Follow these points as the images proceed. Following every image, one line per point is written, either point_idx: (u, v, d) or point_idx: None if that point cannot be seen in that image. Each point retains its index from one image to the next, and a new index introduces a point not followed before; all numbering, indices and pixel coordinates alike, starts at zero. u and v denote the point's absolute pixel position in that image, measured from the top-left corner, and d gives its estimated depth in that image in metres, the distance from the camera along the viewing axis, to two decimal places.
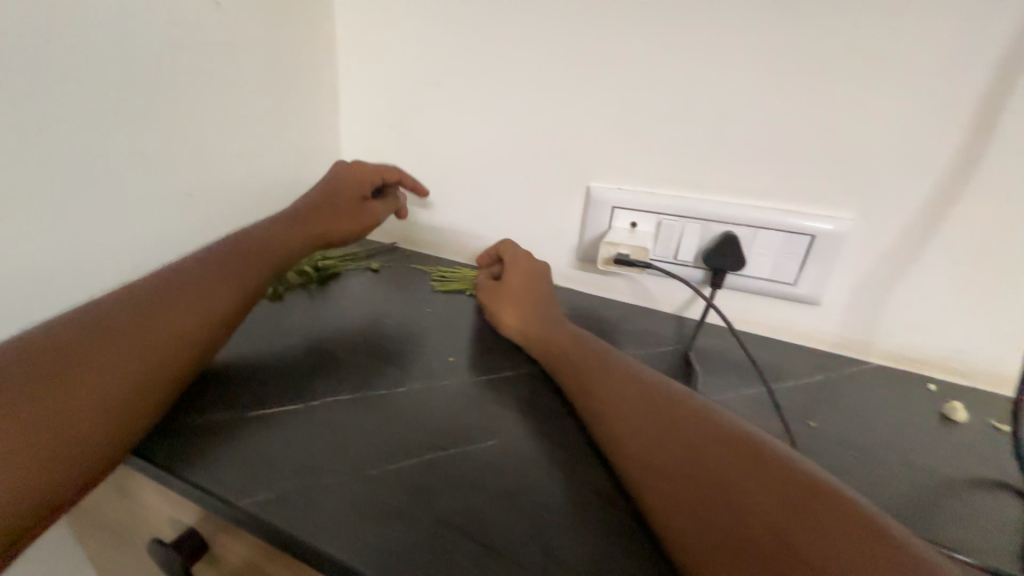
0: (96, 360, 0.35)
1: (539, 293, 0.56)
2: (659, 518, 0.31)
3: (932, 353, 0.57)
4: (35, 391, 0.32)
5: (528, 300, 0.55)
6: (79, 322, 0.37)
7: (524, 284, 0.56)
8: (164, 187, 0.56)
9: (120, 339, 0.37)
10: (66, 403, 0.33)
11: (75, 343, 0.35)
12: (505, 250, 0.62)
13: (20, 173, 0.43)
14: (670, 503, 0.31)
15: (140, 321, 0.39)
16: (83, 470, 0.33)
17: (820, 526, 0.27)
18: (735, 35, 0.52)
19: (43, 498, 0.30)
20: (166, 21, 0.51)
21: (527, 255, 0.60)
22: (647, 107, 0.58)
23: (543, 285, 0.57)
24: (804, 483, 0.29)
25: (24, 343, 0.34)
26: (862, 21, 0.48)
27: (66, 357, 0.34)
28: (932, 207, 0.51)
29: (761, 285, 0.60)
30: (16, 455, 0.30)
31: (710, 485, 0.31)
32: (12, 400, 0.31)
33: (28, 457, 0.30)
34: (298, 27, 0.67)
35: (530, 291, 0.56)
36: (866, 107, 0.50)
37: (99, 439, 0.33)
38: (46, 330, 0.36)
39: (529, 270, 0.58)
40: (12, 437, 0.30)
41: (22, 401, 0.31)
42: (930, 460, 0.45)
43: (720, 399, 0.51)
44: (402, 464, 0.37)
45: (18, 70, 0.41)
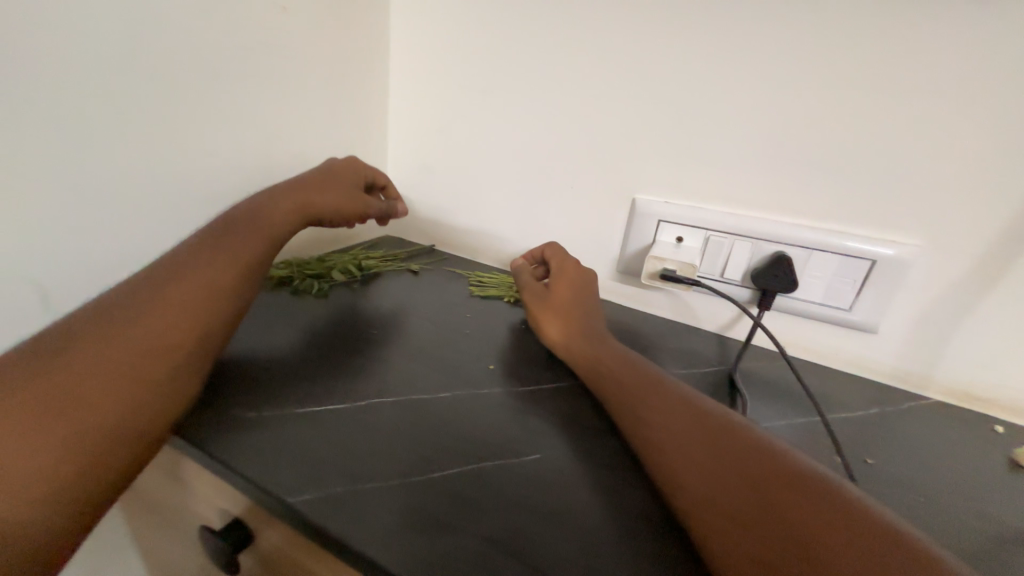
0: (113, 344, 0.36)
1: (587, 304, 0.54)
2: (714, 553, 0.30)
3: (1001, 392, 0.53)
4: (99, 376, 0.34)
5: (576, 310, 0.53)
6: (130, 307, 0.39)
7: (574, 294, 0.55)
8: (224, 183, 0.58)
9: (137, 321, 0.38)
10: (126, 387, 0.35)
11: (89, 329, 0.36)
12: (553, 254, 0.61)
13: (98, 167, 0.46)
14: (730, 544, 0.30)
15: (151, 303, 0.39)
16: (145, 446, 0.36)
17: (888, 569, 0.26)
18: (802, 48, 0.50)
19: (112, 473, 0.33)
20: (236, 23, 0.54)
21: (575, 263, 0.58)
22: (702, 119, 0.57)
23: (591, 296, 0.56)
24: (881, 539, 0.28)
25: (84, 329, 0.36)
26: (945, 36, 0.45)
27: (122, 343, 0.36)
28: (1011, 237, 0.48)
29: (814, 309, 0.57)
30: (87, 436, 0.32)
31: (776, 530, 0.29)
32: (78, 386, 0.33)
33: (97, 438, 0.33)
34: (356, 30, 0.69)
35: (579, 301, 0.54)
36: (943, 127, 0.47)
37: (156, 419, 0.36)
38: (101, 315, 0.38)
39: (578, 278, 0.57)
40: (82, 419, 0.33)
41: (89, 386, 0.34)
42: (1001, 509, 0.42)
43: (768, 426, 0.49)
44: (445, 473, 0.38)
45: (104, 71, 0.44)
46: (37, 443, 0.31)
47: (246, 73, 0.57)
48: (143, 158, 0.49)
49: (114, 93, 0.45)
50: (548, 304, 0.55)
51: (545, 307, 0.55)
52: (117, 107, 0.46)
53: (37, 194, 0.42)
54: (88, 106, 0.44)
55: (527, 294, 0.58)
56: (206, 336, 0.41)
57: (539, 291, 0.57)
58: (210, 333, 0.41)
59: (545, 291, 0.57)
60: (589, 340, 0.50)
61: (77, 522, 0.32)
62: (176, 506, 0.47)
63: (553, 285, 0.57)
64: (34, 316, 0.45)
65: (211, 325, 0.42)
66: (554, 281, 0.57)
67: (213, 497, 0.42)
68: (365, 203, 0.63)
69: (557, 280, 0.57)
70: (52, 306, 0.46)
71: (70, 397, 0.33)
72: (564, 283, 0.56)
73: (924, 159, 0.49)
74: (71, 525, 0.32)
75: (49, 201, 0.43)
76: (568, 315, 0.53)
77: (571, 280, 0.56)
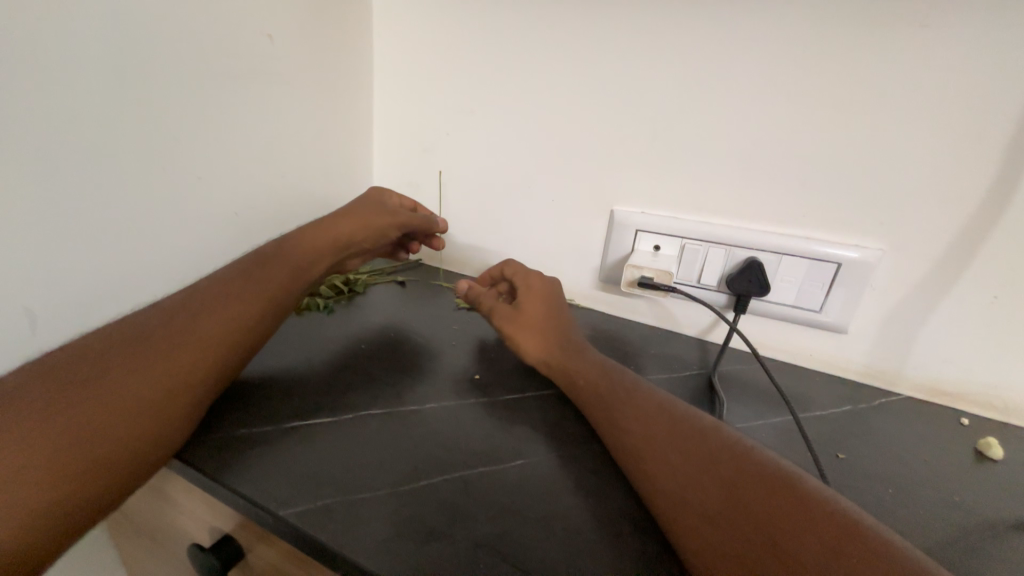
0: (113, 364, 0.37)
1: (558, 318, 0.55)
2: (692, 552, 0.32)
3: (967, 387, 0.56)
4: (96, 388, 0.35)
5: (547, 324, 0.54)
6: (133, 326, 0.40)
7: (544, 309, 0.55)
8: (212, 204, 0.59)
9: (137, 338, 0.39)
10: (116, 399, 0.35)
11: (81, 360, 0.36)
12: (516, 270, 0.60)
13: (92, 193, 0.47)
14: (719, 550, 0.31)
15: (145, 333, 0.39)
16: (135, 462, 0.35)
17: (843, 553, 0.28)
18: (763, 66, 0.53)
19: (99, 487, 0.33)
20: (223, 51, 0.56)
21: (541, 275, 0.59)
22: (674, 133, 0.60)
23: (561, 307, 0.56)
24: (857, 534, 0.29)
25: (90, 345, 0.38)
26: (890, 54, 0.48)
27: (121, 357, 0.37)
28: (964, 239, 0.51)
29: (786, 311, 0.60)
30: (77, 447, 0.33)
31: (754, 531, 0.31)
32: (76, 396, 0.34)
33: (87, 448, 0.33)
34: (340, 53, 0.71)
35: (549, 315, 0.55)
36: (893, 137, 0.51)
37: (144, 432, 0.36)
38: (108, 333, 0.39)
39: (550, 292, 0.57)
40: (74, 428, 0.33)
41: (85, 397, 0.34)
42: (966, 498, 0.44)
43: (746, 426, 0.51)
44: (434, 481, 0.39)
45: (97, 100, 0.45)
46: (34, 452, 0.32)
47: (233, 96, 0.58)
48: (132, 181, 0.50)
49: (106, 120, 0.46)
50: (517, 322, 0.54)
51: (517, 325, 0.54)
52: (109, 134, 0.47)
53: (27, 219, 0.43)
54: (80, 133, 0.45)
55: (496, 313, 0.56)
56: (200, 366, 0.40)
57: (508, 309, 0.56)
58: (205, 362, 0.41)
59: (516, 310, 0.55)
60: (565, 356, 0.50)
61: (62, 539, 0.32)
62: (166, 526, 0.47)
63: (521, 302, 0.56)
64: (24, 338, 0.45)
65: (206, 354, 0.41)
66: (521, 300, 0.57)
67: (204, 514, 0.42)
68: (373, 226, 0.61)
69: (524, 297, 0.57)
70: (41, 329, 0.46)
71: (68, 407, 0.34)
72: (532, 300, 0.56)
73: (879, 168, 0.52)
74: (43, 557, 0.31)
75: (41, 227, 0.44)
76: (540, 331, 0.53)
77: (539, 295, 0.57)
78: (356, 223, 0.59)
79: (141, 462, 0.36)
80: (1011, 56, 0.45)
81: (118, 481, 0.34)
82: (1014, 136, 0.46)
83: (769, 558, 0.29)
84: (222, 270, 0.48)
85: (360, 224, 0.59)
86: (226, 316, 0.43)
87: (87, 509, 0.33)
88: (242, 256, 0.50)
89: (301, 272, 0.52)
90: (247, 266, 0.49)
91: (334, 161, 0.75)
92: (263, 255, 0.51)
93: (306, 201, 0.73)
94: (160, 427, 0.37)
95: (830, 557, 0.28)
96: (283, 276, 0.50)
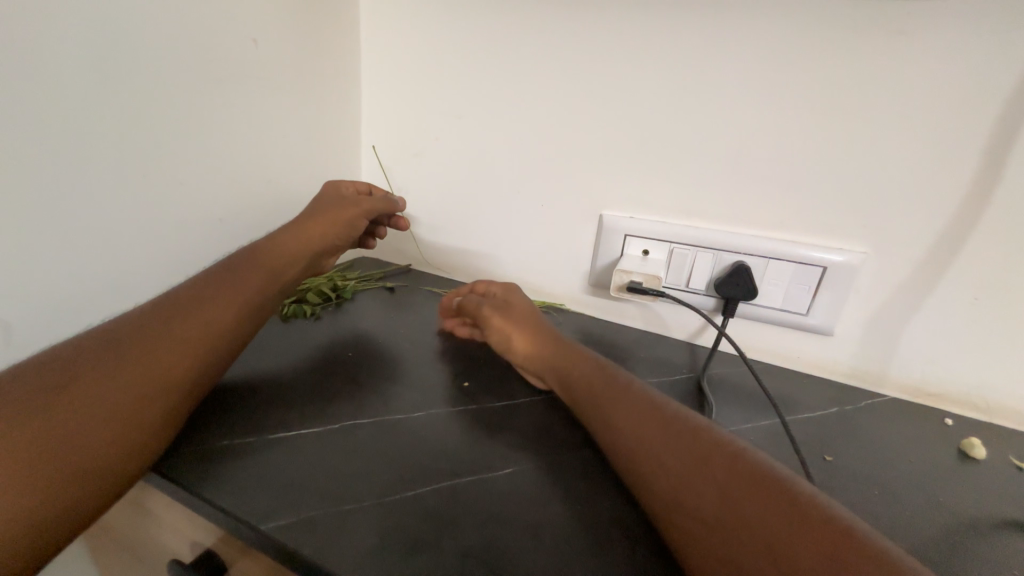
0: (90, 372, 0.36)
1: (536, 328, 0.54)
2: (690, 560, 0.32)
3: (950, 387, 0.57)
4: (72, 398, 0.34)
5: (525, 338, 0.53)
6: (109, 335, 0.39)
7: (514, 325, 0.55)
8: (196, 210, 0.58)
9: (114, 345, 0.38)
10: (94, 408, 0.35)
11: (55, 367, 0.35)
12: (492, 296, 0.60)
13: (71, 199, 0.46)
14: (710, 552, 0.31)
15: (120, 338, 0.39)
16: (114, 472, 0.35)
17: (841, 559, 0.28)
18: (747, 73, 0.54)
19: (77, 499, 0.32)
20: (209, 55, 0.55)
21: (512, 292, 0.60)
22: (661, 138, 0.60)
23: (537, 316, 0.56)
24: (848, 537, 0.29)
25: (62, 355, 0.37)
26: (870, 60, 0.49)
27: (96, 365, 0.36)
28: (945, 241, 0.52)
29: (773, 314, 0.60)
30: (53, 458, 0.32)
31: (750, 535, 0.30)
32: (51, 407, 0.33)
33: (63, 460, 0.32)
34: (327, 58, 0.70)
35: (525, 329, 0.54)
36: (875, 142, 0.52)
37: (123, 441, 0.35)
38: (80, 342, 0.38)
39: (527, 309, 0.57)
40: (49, 440, 0.32)
41: (60, 408, 0.33)
42: (952, 498, 0.45)
43: (735, 429, 0.52)
44: (421, 491, 0.38)
45: (77, 103, 0.44)
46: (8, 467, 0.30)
47: (219, 101, 0.58)
48: (112, 185, 0.49)
49: (85, 126, 0.46)
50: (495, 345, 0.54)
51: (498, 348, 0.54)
52: (90, 140, 0.46)
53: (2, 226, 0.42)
54: (58, 138, 0.44)
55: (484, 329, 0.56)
56: (180, 370, 0.40)
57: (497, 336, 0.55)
58: (185, 366, 0.40)
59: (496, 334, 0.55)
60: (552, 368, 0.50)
61: (37, 557, 0.31)
62: (145, 542, 0.46)
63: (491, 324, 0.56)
64: None
65: (187, 358, 0.40)
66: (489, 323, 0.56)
67: (184, 529, 0.41)
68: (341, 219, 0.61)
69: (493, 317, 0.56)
70: (16, 339, 0.45)
71: (41, 418, 0.33)
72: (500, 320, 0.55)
73: (861, 172, 0.53)
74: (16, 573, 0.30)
75: (16, 234, 0.43)
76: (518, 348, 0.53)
77: (511, 312, 0.56)
78: (326, 221, 0.60)
79: (120, 471, 0.35)
80: (985, 65, 0.46)
81: (97, 492, 0.33)
82: (988, 142, 0.48)
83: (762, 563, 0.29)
84: (200, 273, 0.48)
85: (331, 222, 0.60)
86: (207, 320, 0.43)
87: (65, 524, 0.32)
88: (216, 262, 0.50)
89: (282, 276, 0.52)
90: (228, 271, 0.48)
91: (322, 166, 0.75)
92: (241, 258, 0.50)
93: (293, 207, 0.72)
94: (140, 435, 0.36)
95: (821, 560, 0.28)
96: (266, 281, 0.50)
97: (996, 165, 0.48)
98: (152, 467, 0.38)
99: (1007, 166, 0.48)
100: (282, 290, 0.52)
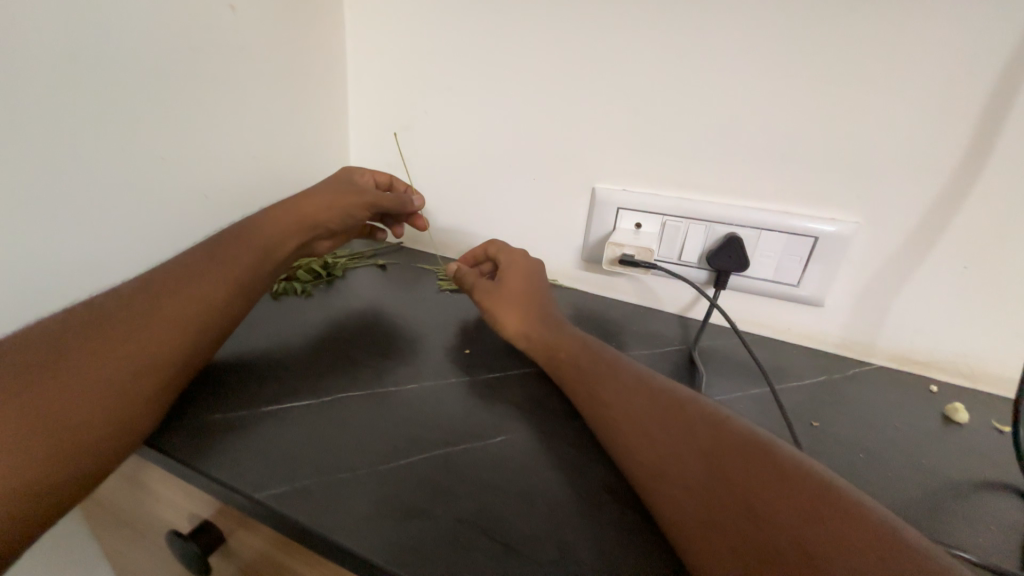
0: (81, 349, 0.36)
1: (540, 297, 0.54)
2: (676, 529, 0.31)
3: (936, 356, 0.58)
4: (66, 374, 0.34)
5: (529, 301, 0.53)
6: (99, 310, 0.38)
7: (526, 286, 0.55)
8: (179, 186, 0.57)
9: (105, 322, 0.38)
10: (87, 385, 0.34)
11: (39, 343, 0.35)
12: (496, 248, 0.60)
13: (46, 175, 0.45)
14: (697, 505, 0.31)
15: (112, 314, 0.38)
16: (108, 447, 0.35)
17: (824, 519, 0.28)
18: (743, 37, 0.52)
19: (71, 473, 0.33)
20: (184, 22, 0.52)
21: (524, 256, 0.58)
22: (655, 108, 0.59)
23: (542, 287, 0.56)
24: (826, 493, 0.29)
25: (52, 330, 0.36)
26: (872, 22, 0.48)
27: (88, 342, 0.36)
28: (938, 210, 0.51)
29: (765, 286, 0.60)
30: (48, 433, 0.32)
31: (734, 499, 0.31)
32: (45, 383, 0.33)
33: (58, 435, 0.32)
34: (309, 27, 0.68)
35: (529, 292, 0.54)
36: (872, 108, 0.50)
37: (115, 418, 0.35)
38: (70, 317, 0.38)
39: (528, 266, 0.57)
40: (44, 416, 0.32)
41: (55, 383, 0.33)
42: (936, 462, 0.46)
43: (725, 398, 0.52)
44: (415, 459, 0.39)
45: (46, 73, 0.42)
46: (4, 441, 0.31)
47: (198, 72, 0.55)
48: (89, 160, 0.47)
49: (56, 98, 0.44)
50: (499, 297, 0.54)
51: (494, 301, 0.54)
52: (62, 113, 0.44)
53: None
54: (27, 109, 0.42)
55: (478, 286, 0.56)
56: (169, 345, 0.39)
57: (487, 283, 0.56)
58: (174, 341, 0.40)
59: (494, 283, 0.56)
60: (538, 343, 0.49)
61: (33, 528, 0.31)
62: (143, 516, 0.47)
63: (505, 277, 0.56)
64: None
65: (175, 333, 0.40)
66: (505, 274, 0.56)
67: (181, 501, 0.42)
68: (337, 203, 0.58)
69: (507, 271, 0.56)
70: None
71: (37, 393, 0.33)
72: (515, 276, 0.55)
73: (857, 140, 0.52)
74: (20, 540, 0.31)
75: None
76: (517, 304, 0.53)
77: (523, 272, 0.56)
78: (325, 199, 0.58)
79: (114, 447, 0.35)
80: (986, 28, 0.45)
81: (92, 467, 0.34)
82: (984, 108, 0.47)
83: (746, 525, 0.29)
84: (191, 248, 0.47)
85: (328, 201, 0.58)
86: (199, 298, 0.42)
87: (59, 497, 0.32)
88: (212, 236, 0.49)
89: (276, 254, 0.52)
90: (219, 246, 0.47)
91: (308, 141, 0.73)
92: (233, 235, 0.49)
93: (279, 183, 0.70)
94: (134, 412, 0.37)
95: (814, 505, 0.29)
96: (259, 258, 0.49)
97: (992, 132, 0.47)
98: (146, 442, 0.38)
99: (1003, 133, 0.47)
100: (275, 269, 0.52)
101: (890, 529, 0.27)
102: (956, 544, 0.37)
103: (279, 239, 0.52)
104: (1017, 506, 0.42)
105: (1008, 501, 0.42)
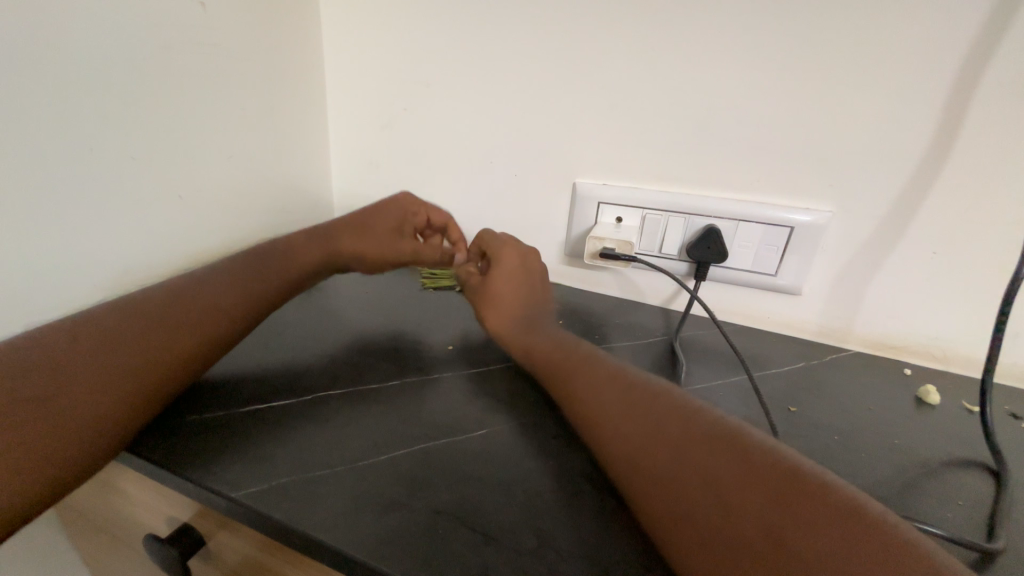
0: (103, 342, 0.38)
1: (527, 295, 0.54)
2: (655, 523, 0.32)
3: (909, 340, 0.59)
4: (89, 363, 0.36)
5: (517, 302, 0.53)
6: (125, 308, 0.41)
7: (517, 284, 0.54)
8: (156, 189, 0.56)
9: (131, 322, 0.40)
10: (107, 376, 0.36)
11: (50, 337, 0.36)
12: (485, 242, 0.58)
13: (17, 181, 0.44)
14: (672, 499, 0.32)
15: (139, 312, 0.41)
16: (112, 438, 0.36)
17: (790, 502, 0.29)
18: (717, 33, 0.53)
19: (79, 459, 0.34)
20: (159, 25, 0.52)
21: (518, 252, 0.56)
22: (633, 104, 0.59)
23: (533, 283, 0.55)
24: (792, 474, 0.30)
25: (78, 323, 0.38)
26: (838, 19, 0.49)
27: (108, 338, 0.38)
28: (908, 198, 0.53)
29: (744, 276, 0.61)
30: (70, 416, 0.34)
31: (705, 488, 0.31)
32: (72, 369, 0.35)
33: (77, 419, 0.34)
34: (286, 27, 0.67)
35: (520, 290, 0.54)
36: (842, 102, 0.52)
37: (123, 410, 0.36)
38: (94, 313, 0.40)
39: (519, 261, 0.56)
40: (70, 399, 0.34)
41: (80, 371, 0.35)
42: (909, 442, 0.47)
43: (706, 387, 0.53)
44: (395, 455, 0.39)
45: (12, 76, 0.41)
46: (32, 418, 0.32)
47: (174, 74, 0.55)
48: (63, 165, 0.47)
49: (25, 100, 0.43)
50: (486, 299, 0.54)
51: (484, 302, 0.54)
52: (29, 116, 0.43)
53: None
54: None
55: (471, 290, 0.57)
56: (159, 340, 0.40)
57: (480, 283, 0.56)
58: (164, 336, 0.40)
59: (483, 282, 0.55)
60: (523, 340, 0.49)
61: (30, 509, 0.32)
62: (122, 523, 0.46)
63: (491, 276, 0.55)
64: None
65: (166, 329, 0.41)
66: (494, 270, 0.55)
67: (160, 506, 0.41)
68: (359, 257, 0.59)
69: (495, 269, 0.55)
70: None
71: (67, 378, 0.35)
72: (505, 273, 0.54)
73: (829, 131, 0.53)
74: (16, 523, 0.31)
75: None
76: (506, 307, 0.52)
77: (513, 268, 0.55)
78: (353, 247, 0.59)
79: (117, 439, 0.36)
80: (947, 22, 0.46)
81: (95, 455, 0.35)
82: (946, 99, 0.48)
83: (717, 514, 0.30)
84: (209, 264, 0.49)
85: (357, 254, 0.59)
86: (216, 307, 0.44)
87: (62, 482, 0.33)
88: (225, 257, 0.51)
89: (286, 268, 0.53)
90: (237, 262, 0.50)
91: (288, 142, 0.72)
92: (246, 254, 0.51)
93: (260, 186, 0.69)
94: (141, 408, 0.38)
95: (780, 487, 0.29)
96: (271, 274, 0.51)
97: (954, 123, 0.49)
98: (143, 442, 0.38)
99: (965, 123, 0.49)
100: (292, 286, 0.53)
101: (850, 505, 0.28)
102: (926, 519, 0.38)
103: (300, 263, 0.54)
104: (985, 481, 0.43)
105: (978, 477, 0.43)
